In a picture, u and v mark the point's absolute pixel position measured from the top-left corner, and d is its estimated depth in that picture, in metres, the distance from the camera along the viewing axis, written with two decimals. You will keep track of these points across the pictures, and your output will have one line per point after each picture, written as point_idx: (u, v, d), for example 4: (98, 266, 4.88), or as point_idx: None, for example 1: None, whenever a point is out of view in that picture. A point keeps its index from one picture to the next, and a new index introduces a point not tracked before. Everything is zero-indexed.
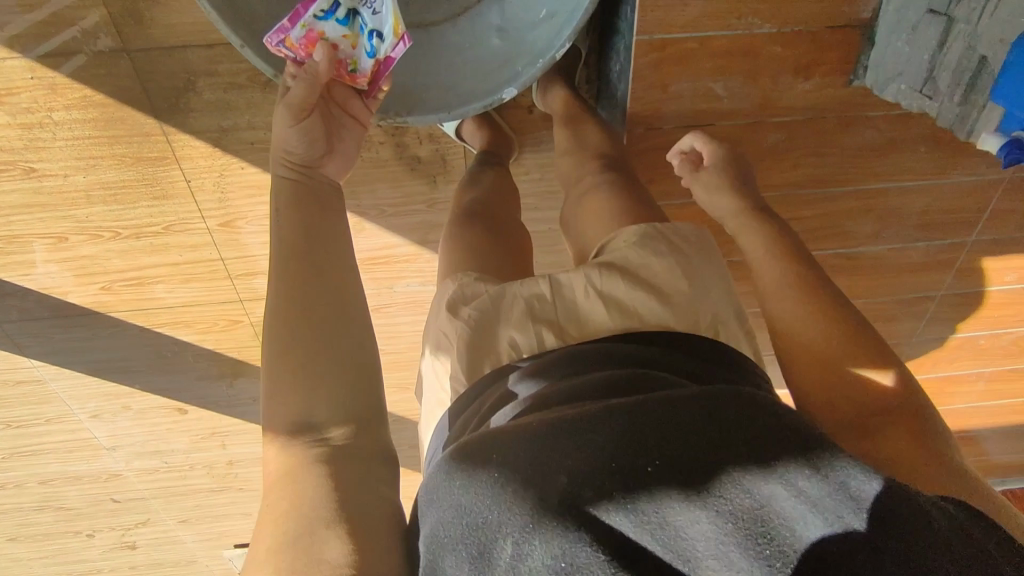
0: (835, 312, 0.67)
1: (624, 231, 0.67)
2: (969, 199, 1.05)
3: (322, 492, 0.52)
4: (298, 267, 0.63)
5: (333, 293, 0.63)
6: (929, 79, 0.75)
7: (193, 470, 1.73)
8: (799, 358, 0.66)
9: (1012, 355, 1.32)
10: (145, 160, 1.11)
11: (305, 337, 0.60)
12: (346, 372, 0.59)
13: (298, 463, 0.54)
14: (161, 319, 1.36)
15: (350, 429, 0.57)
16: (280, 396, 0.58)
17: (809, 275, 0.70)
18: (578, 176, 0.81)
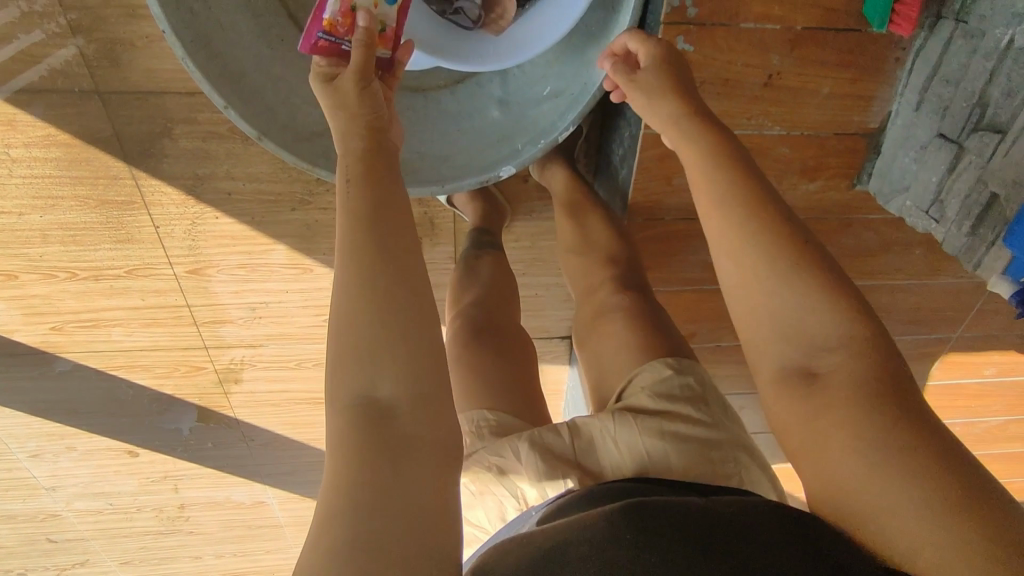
0: (786, 237, 0.55)
1: (649, 371, 0.66)
2: (957, 299, 1.05)
3: (380, 486, 0.45)
4: (369, 220, 0.54)
5: (403, 258, 0.53)
6: (937, 202, 0.74)
7: (140, 512, 1.60)
8: (746, 313, 0.56)
9: (983, 441, 1.33)
10: (111, 203, 1.03)
11: (372, 303, 0.50)
12: (415, 350, 0.50)
13: (356, 446, 0.47)
14: (117, 362, 1.27)
15: (413, 414, 0.49)
16: (340, 367, 0.50)
17: (756, 197, 0.57)
18: (590, 284, 0.81)
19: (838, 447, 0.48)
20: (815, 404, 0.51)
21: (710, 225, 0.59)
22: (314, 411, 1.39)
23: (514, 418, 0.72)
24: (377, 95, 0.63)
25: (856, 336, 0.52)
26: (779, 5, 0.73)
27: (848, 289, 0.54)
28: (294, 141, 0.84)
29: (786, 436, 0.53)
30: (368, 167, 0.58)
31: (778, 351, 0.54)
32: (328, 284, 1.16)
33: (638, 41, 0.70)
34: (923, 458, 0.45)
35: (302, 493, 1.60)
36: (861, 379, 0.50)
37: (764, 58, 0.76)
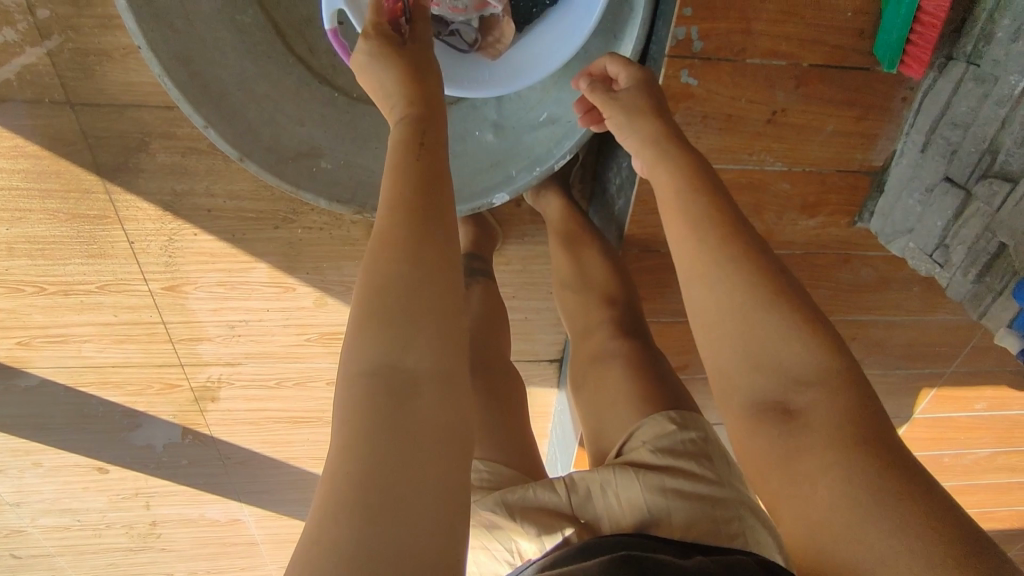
0: (757, 269, 0.54)
1: (650, 425, 0.65)
2: (951, 334, 1.04)
3: (388, 461, 0.42)
4: (415, 192, 0.53)
5: (446, 236, 0.52)
6: (941, 247, 0.72)
7: (110, 529, 1.53)
8: (719, 348, 0.55)
9: (970, 472, 1.33)
10: (83, 216, 0.98)
11: (406, 273, 0.49)
12: (441, 328, 0.48)
13: (368, 414, 0.44)
14: (87, 378, 1.20)
15: (430, 391, 0.46)
16: (360, 333, 0.47)
17: (736, 222, 0.56)
18: (587, 323, 0.81)
19: (816, 489, 0.47)
20: (790, 440, 0.49)
21: (682, 258, 0.58)
22: (293, 430, 1.34)
23: (506, 466, 0.70)
24: (428, 73, 0.63)
25: (831, 371, 0.50)
26: (786, 41, 0.70)
27: (821, 321, 0.53)
28: (277, 163, 0.80)
29: (761, 476, 0.52)
30: (421, 139, 0.57)
31: (752, 387, 0.53)
32: (311, 304, 1.12)
33: (618, 65, 0.69)
34: (903, 500, 0.44)
35: (280, 511, 1.55)
36: (838, 417, 0.49)
37: (768, 94, 0.73)
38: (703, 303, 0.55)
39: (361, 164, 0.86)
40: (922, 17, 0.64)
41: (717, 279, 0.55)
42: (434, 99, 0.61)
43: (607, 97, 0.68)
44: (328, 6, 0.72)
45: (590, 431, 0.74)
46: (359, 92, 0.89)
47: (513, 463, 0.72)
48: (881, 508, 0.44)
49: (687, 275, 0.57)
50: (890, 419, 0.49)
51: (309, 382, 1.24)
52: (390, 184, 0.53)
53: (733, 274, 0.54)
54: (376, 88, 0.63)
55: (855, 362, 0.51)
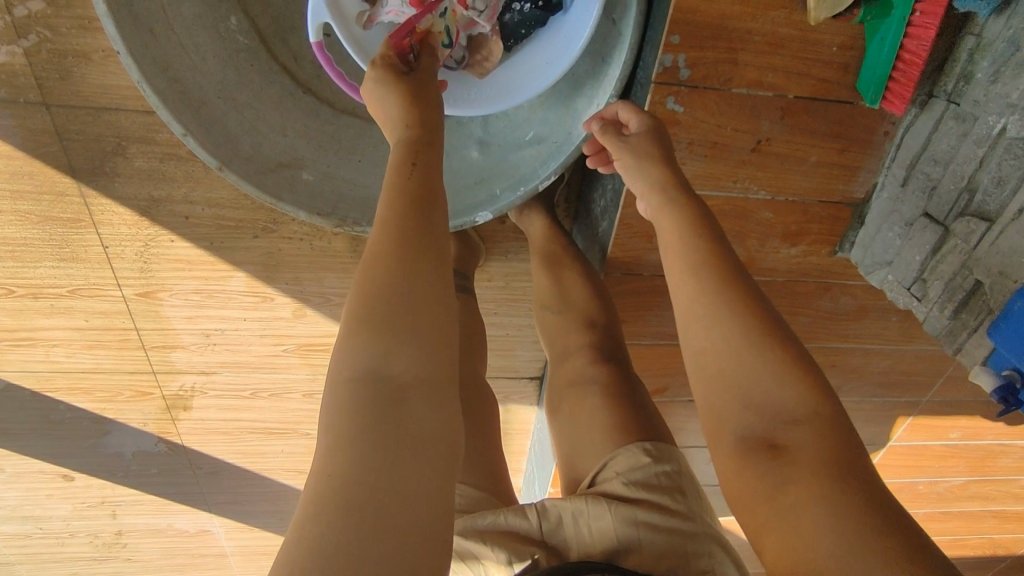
0: (754, 315, 0.56)
1: (621, 458, 0.65)
2: (927, 365, 1.05)
3: (378, 464, 0.42)
4: (411, 210, 0.53)
5: (440, 252, 0.52)
6: (919, 281, 0.72)
7: (73, 538, 1.49)
8: (714, 391, 0.56)
9: (944, 499, 1.34)
10: (57, 219, 0.96)
11: (396, 281, 0.49)
12: (431, 337, 0.48)
13: (359, 419, 0.45)
14: (55, 384, 1.17)
15: (421, 399, 0.46)
16: (352, 340, 0.48)
17: (732, 270, 0.58)
18: (566, 345, 0.81)
19: (802, 522, 0.47)
20: (778, 477, 0.50)
21: (681, 303, 0.59)
22: (267, 441, 1.31)
23: (478, 491, 0.70)
24: (434, 105, 0.63)
25: (817, 413, 0.52)
26: (772, 72, 0.70)
27: (809, 365, 0.54)
28: (258, 174, 0.78)
29: (747, 509, 0.52)
30: (419, 161, 0.57)
31: (742, 425, 0.54)
32: (289, 314, 1.10)
33: (630, 111, 0.70)
34: (884, 535, 0.44)
35: (251, 523, 1.52)
36: (823, 454, 0.50)
37: (753, 123, 0.74)
38: (701, 349, 0.57)
39: (343, 177, 0.85)
40: (904, 55, 0.65)
41: (717, 327, 0.56)
42: (434, 122, 0.62)
43: (617, 139, 0.68)
44: (313, 20, 0.71)
45: (564, 455, 0.73)
46: (345, 104, 0.89)
47: (485, 487, 0.71)
48: (862, 541, 0.44)
49: (686, 319, 0.58)
50: (870, 460, 0.50)
51: (286, 393, 1.22)
52: (389, 198, 0.54)
53: (732, 323, 0.56)
54: (381, 110, 0.63)
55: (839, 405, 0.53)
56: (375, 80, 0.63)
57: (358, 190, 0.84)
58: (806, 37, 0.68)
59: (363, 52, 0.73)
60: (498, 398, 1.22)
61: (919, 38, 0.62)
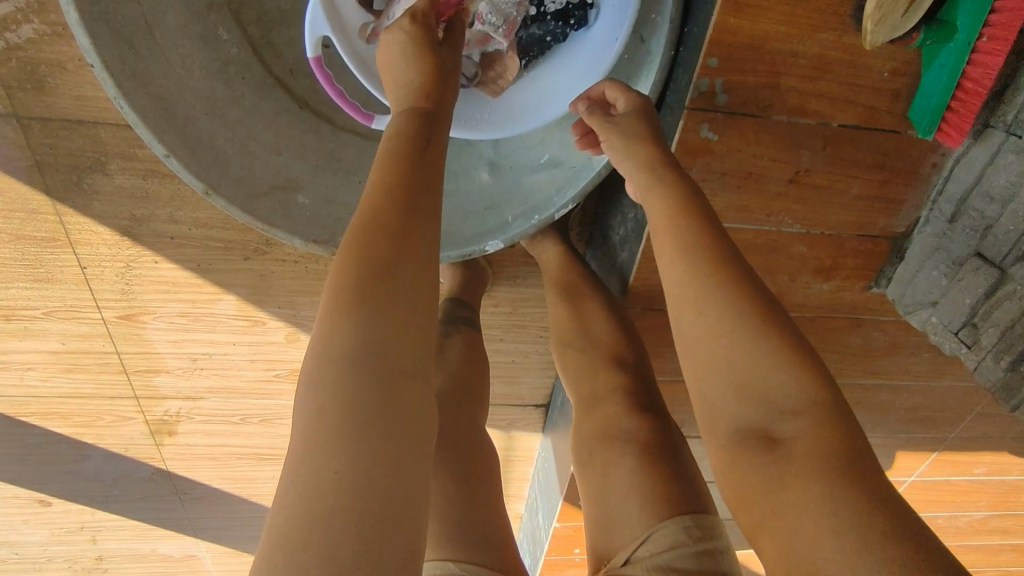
0: (748, 300, 0.50)
1: (660, 536, 0.61)
2: (958, 401, 0.98)
3: (363, 450, 0.41)
4: (397, 188, 0.51)
5: (424, 234, 0.50)
6: (969, 325, 0.67)
7: (51, 563, 1.38)
8: (707, 381, 0.50)
9: (963, 533, 1.28)
10: (30, 239, 0.88)
11: (377, 266, 0.47)
12: (409, 325, 0.46)
13: (343, 403, 0.42)
14: (30, 408, 1.07)
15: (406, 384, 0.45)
16: (335, 319, 0.45)
17: (725, 253, 0.53)
18: (591, 388, 0.76)
19: (800, 526, 0.42)
20: (773, 476, 0.45)
21: (669, 288, 0.54)
22: (258, 467, 1.22)
23: (484, 568, 0.63)
24: (452, 78, 0.60)
25: (816, 404, 0.46)
26: (817, 98, 0.65)
27: (807, 350, 0.49)
28: (250, 197, 0.72)
29: (742, 507, 0.48)
30: (434, 143, 0.55)
31: (733, 416, 0.49)
32: (281, 339, 1.03)
33: (618, 91, 0.64)
34: (892, 539, 0.39)
35: (239, 549, 1.42)
36: (823, 448, 0.44)
37: (792, 152, 0.68)
38: (693, 346, 0.51)
39: (342, 201, 0.78)
40: (966, 83, 0.59)
41: (709, 311, 0.50)
42: (449, 103, 0.59)
43: (604, 121, 0.63)
44: (312, 34, 0.65)
45: (593, 514, 0.69)
46: (344, 122, 0.82)
47: (493, 563, 0.64)
48: (867, 546, 0.39)
49: (678, 312, 0.52)
50: (875, 454, 0.45)
51: (277, 419, 1.14)
52: (374, 177, 0.52)
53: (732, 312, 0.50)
54: (391, 72, 0.60)
55: (839, 391, 0.47)
56: (389, 48, 0.60)
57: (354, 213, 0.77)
58: (855, 61, 0.63)
59: (366, 69, 0.66)
60: (502, 426, 1.16)
61: (985, 65, 0.57)
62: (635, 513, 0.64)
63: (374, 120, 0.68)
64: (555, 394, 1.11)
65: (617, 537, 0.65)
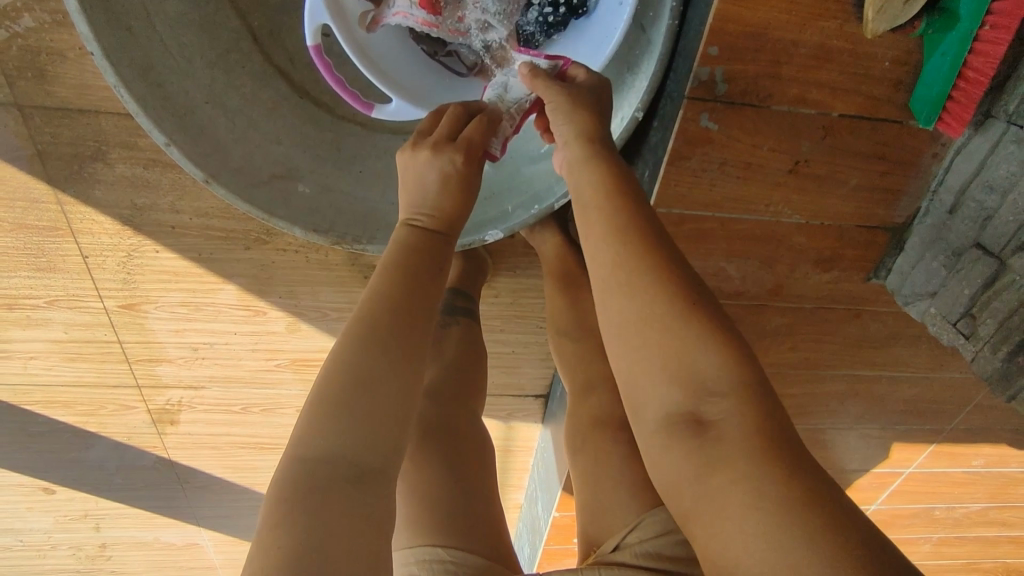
0: (674, 282, 0.50)
1: (649, 523, 0.61)
2: (956, 393, 0.98)
3: (322, 547, 0.42)
4: (407, 267, 0.56)
5: (427, 313, 0.55)
6: (967, 317, 0.67)
7: (55, 550, 1.39)
8: (634, 365, 0.50)
9: (962, 525, 1.28)
10: (33, 228, 0.89)
11: (380, 328, 0.51)
12: (400, 390, 0.50)
13: (310, 499, 0.44)
14: (34, 396, 1.08)
15: (374, 488, 0.47)
16: (316, 417, 0.47)
17: (653, 239, 0.52)
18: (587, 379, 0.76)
19: (729, 508, 0.42)
20: (700, 459, 0.45)
21: (598, 269, 0.53)
22: (259, 456, 1.22)
23: (475, 556, 0.64)
24: (471, 190, 0.62)
25: (739, 384, 0.46)
26: (817, 88, 0.65)
27: (733, 333, 0.49)
28: (247, 183, 0.72)
29: (674, 495, 0.47)
30: (439, 261, 0.59)
31: (661, 400, 0.48)
32: (282, 329, 1.03)
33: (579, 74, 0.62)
34: (815, 511, 0.39)
35: (241, 537, 1.43)
36: (746, 429, 0.44)
37: (790, 143, 0.69)
38: (619, 331, 0.51)
39: (341, 190, 0.78)
40: (967, 73, 0.59)
41: (639, 292, 0.50)
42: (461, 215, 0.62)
43: (551, 83, 0.61)
44: (311, 22, 0.64)
45: (585, 504, 0.69)
46: (344, 111, 0.82)
47: (482, 550, 0.65)
48: (791, 530, 0.39)
49: (602, 295, 0.52)
50: (797, 432, 0.45)
51: (278, 409, 1.14)
52: (390, 253, 0.57)
53: (658, 299, 0.49)
54: (413, 189, 0.62)
55: (763, 372, 0.48)
56: (409, 165, 0.62)
57: (350, 205, 0.77)
58: (857, 50, 0.63)
59: (366, 57, 0.66)
60: (503, 416, 1.16)
61: (987, 54, 0.57)
62: (626, 500, 0.65)
63: (375, 109, 0.68)
64: (554, 385, 1.11)
65: (607, 525, 0.65)
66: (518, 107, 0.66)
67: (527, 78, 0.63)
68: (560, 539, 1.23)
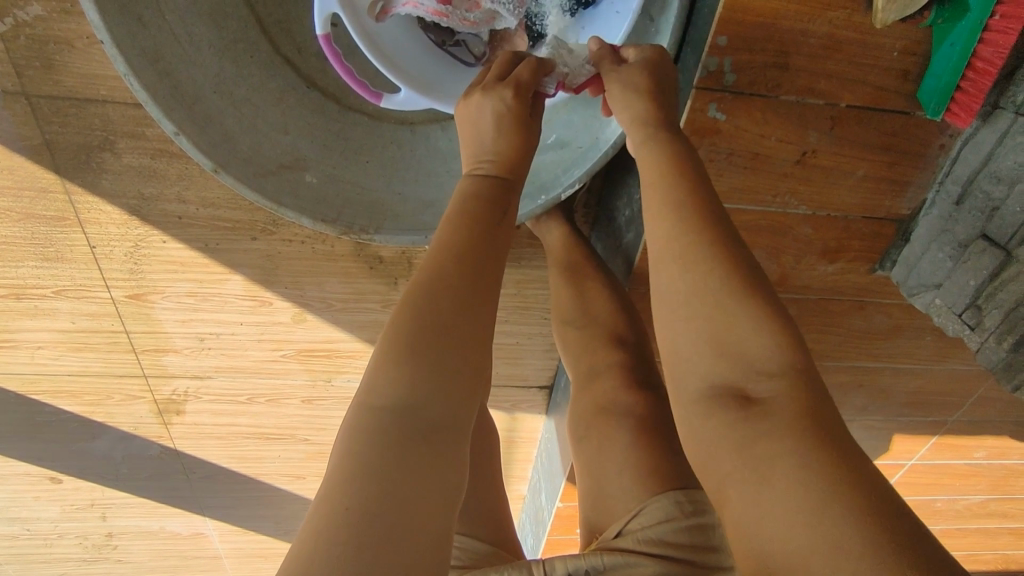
0: (728, 259, 0.50)
1: (653, 509, 0.62)
2: (960, 386, 0.98)
3: (393, 500, 0.41)
4: (471, 224, 0.55)
5: (490, 271, 0.53)
6: (973, 308, 0.68)
7: (62, 539, 1.41)
8: (683, 334, 0.50)
9: (962, 517, 1.29)
10: (40, 218, 0.89)
11: (446, 284, 0.50)
12: (469, 345, 0.48)
13: (383, 452, 0.42)
14: (41, 386, 1.08)
15: (445, 440, 0.45)
16: (385, 370, 0.46)
17: (713, 212, 0.53)
18: (594, 368, 0.77)
19: (767, 484, 0.42)
20: (743, 432, 0.45)
21: (652, 244, 0.54)
22: (264, 446, 1.23)
23: (479, 541, 0.65)
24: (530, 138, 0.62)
25: (791, 366, 0.47)
26: (825, 78, 0.65)
27: (785, 317, 0.49)
28: (255, 176, 0.72)
29: (709, 468, 0.47)
30: (502, 211, 0.58)
31: (706, 372, 0.49)
32: (288, 319, 1.04)
33: (637, 53, 0.62)
34: (856, 495, 0.39)
35: (246, 527, 1.44)
36: (797, 409, 0.45)
37: (799, 132, 0.69)
38: (666, 302, 0.51)
39: (348, 180, 0.78)
40: (976, 64, 0.59)
41: (695, 266, 0.50)
42: (523, 166, 0.62)
43: (613, 67, 0.61)
44: (320, 11, 0.64)
45: (589, 493, 0.70)
46: (352, 101, 0.82)
47: (486, 536, 0.66)
48: (834, 513, 0.38)
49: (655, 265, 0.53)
50: (842, 418, 0.45)
51: (283, 399, 1.15)
52: (455, 207, 0.57)
53: (718, 273, 0.50)
54: (477, 132, 0.61)
55: (812, 359, 0.48)
56: (467, 114, 0.62)
57: (361, 195, 0.78)
58: (867, 40, 0.63)
59: (375, 46, 0.66)
60: (507, 406, 1.17)
61: (996, 44, 0.57)
62: (630, 490, 0.66)
63: (383, 99, 0.68)
64: (558, 376, 1.12)
65: (611, 513, 0.66)
66: (578, 69, 0.65)
67: (594, 55, 0.63)
68: (562, 530, 1.23)
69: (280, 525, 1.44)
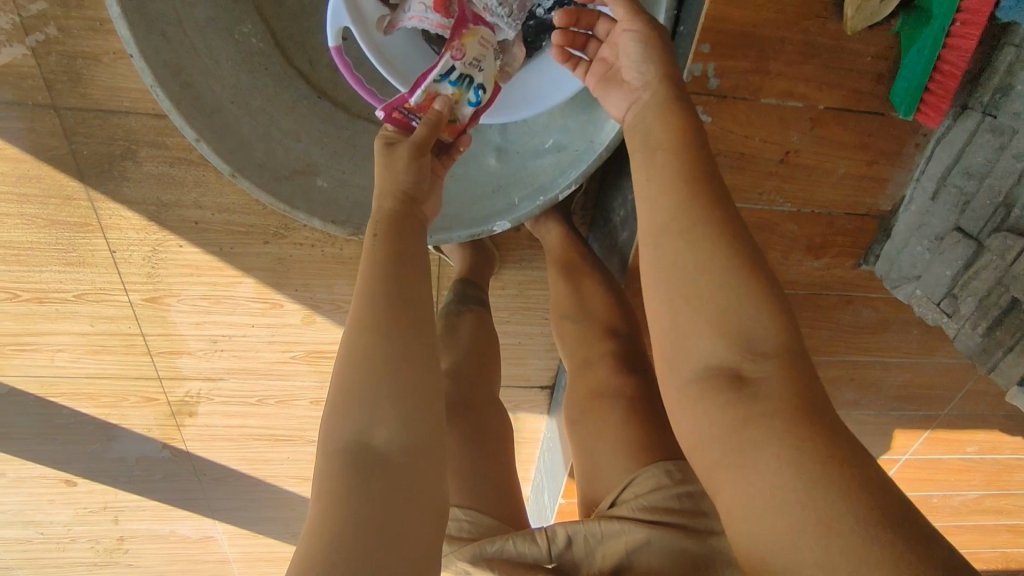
0: (732, 239, 0.52)
1: (644, 479, 0.65)
2: (949, 378, 1.01)
3: (370, 525, 0.45)
4: (392, 247, 0.57)
5: (421, 286, 0.56)
6: (949, 296, 0.71)
7: (75, 542, 1.44)
8: (683, 312, 0.51)
9: (959, 513, 1.31)
10: (63, 224, 0.94)
11: (378, 309, 0.53)
12: (410, 360, 0.52)
13: (349, 491, 0.47)
14: (60, 389, 1.12)
15: (411, 460, 0.49)
16: (342, 408, 0.50)
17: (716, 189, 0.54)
18: (590, 356, 0.80)
19: (761, 461, 0.45)
20: (737, 414, 0.47)
21: (652, 217, 0.55)
22: (273, 448, 1.27)
23: (487, 515, 0.68)
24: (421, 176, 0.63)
25: (783, 348, 0.49)
26: (804, 83, 0.70)
27: (780, 298, 0.51)
28: (272, 180, 0.77)
29: (702, 446, 0.50)
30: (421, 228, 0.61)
31: (708, 349, 0.50)
32: (298, 321, 1.08)
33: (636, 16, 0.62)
34: (843, 474, 0.42)
35: (255, 530, 1.47)
36: (787, 392, 0.47)
37: (781, 134, 0.73)
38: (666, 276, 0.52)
39: (358, 184, 0.82)
40: (942, 67, 0.64)
41: (700, 244, 0.51)
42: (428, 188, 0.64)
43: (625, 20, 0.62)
44: (332, 24, 0.69)
45: (586, 472, 0.73)
46: (360, 109, 0.86)
47: (493, 511, 0.69)
48: (821, 492, 0.42)
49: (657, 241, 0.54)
50: (828, 399, 0.48)
51: (293, 400, 1.18)
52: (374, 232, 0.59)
53: (718, 253, 0.51)
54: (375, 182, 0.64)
55: (801, 339, 0.50)
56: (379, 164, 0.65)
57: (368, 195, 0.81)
58: (841, 46, 0.68)
59: (383, 58, 0.72)
60: (509, 406, 1.20)
61: (959, 48, 0.61)
62: (624, 466, 0.69)
63: None
64: (559, 374, 1.15)
65: (607, 488, 0.69)
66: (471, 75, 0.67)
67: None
68: None
69: (287, 528, 1.47)
